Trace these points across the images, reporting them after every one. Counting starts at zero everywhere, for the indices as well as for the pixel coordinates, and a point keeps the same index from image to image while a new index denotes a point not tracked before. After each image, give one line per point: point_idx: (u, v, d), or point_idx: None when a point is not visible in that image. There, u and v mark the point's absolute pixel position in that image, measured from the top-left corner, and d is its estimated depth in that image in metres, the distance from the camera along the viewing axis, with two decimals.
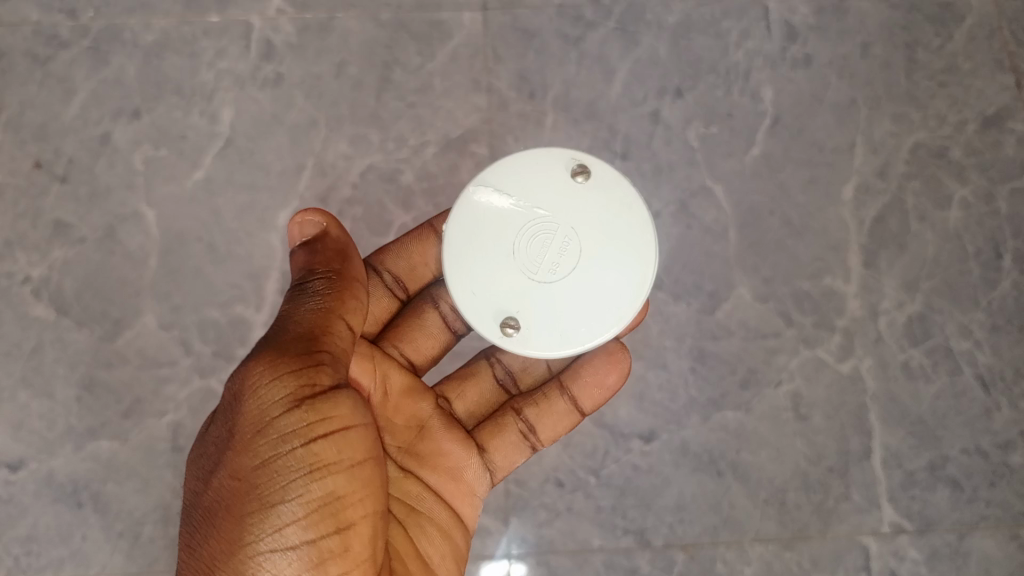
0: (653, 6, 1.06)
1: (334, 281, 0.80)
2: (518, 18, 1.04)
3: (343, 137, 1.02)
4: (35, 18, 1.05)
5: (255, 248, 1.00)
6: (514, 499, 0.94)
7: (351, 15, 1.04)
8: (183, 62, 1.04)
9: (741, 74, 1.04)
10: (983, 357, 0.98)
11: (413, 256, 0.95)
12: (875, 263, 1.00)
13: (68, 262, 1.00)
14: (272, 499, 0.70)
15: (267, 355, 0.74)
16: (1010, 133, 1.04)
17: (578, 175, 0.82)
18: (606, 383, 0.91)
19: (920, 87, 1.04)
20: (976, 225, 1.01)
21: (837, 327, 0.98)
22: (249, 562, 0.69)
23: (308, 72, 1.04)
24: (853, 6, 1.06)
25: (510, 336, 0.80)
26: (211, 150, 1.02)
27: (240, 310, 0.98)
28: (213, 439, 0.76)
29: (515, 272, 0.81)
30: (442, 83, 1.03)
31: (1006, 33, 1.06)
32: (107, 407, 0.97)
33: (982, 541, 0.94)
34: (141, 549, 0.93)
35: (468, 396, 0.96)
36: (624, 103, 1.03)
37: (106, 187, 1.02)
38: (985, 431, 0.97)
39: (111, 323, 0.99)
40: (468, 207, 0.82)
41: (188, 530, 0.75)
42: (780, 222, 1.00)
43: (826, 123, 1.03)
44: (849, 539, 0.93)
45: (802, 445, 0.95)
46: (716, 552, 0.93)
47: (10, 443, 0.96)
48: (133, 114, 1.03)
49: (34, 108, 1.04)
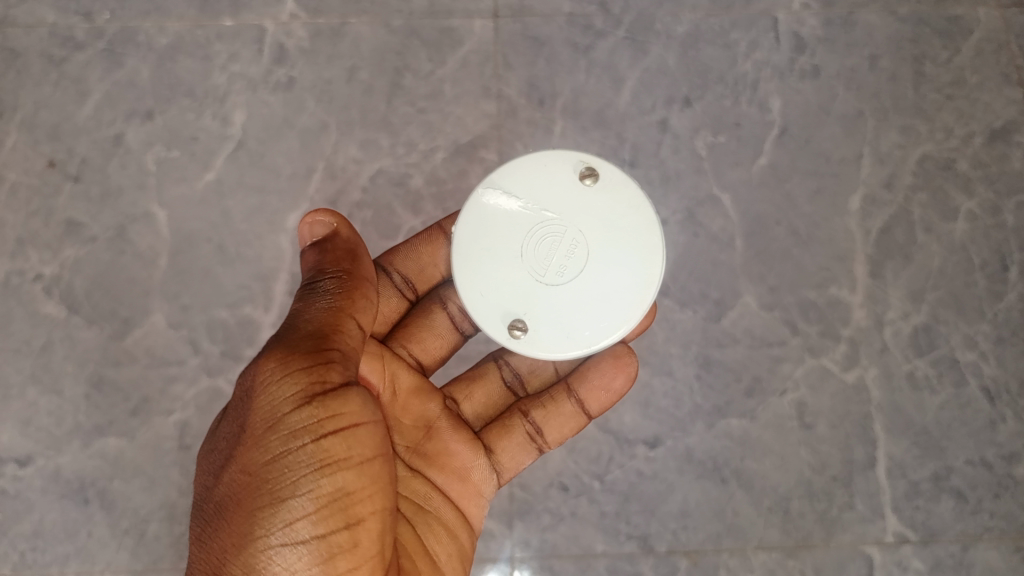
0: (662, 16, 1.06)
1: (344, 280, 0.81)
2: (528, 26, 1.05)
3: (354, 142, 1.03)
4: (51, 20, 1.06)
5: (265, 250, 1.01)
6: (518, 504, 0.94)
7: (364, 21, 1.06)
8: (197, 65, 1.06)
9: (749, 85, 1.05)
10: (988, 369, 0.98)
11: (422, 256, 0.96)
12: (881, 273, 1.00)
13: (78, 261, 1.01)
14: (282, 494, 0.70)
15: (277, 352, 0.75)
16: (1017, 147, 1.04)
17: (587, 177, 0.82)
18: (613, 386, 0.91)
19: (926, 100, 1.05)
20: (983, 237, 1.02)
21: (843, 336, 0.98)
22: (259, 556, 0.69)
23: (320, 76, 1.05)
24: (862, 18, 1.07)
25: (518, 338, 0.80)
26: (223, 153, 1.03)
27: (249, 310, 0.99)
28: (224, 434, 0.77)
29: (523, 273, 0.81)
30: (452, 90, 1.04)
31: (1013, 47, 1.07)
32: (115, 405, 0.97)
33: (985, 552, 0.94)
34: (146, 547, 0.94)
35: (475, 397, 0.97)
36: (632, 112, 1.04)
37: (118, 188, 1.03)
38: (990, 443, 0.97)
39: (120, 321, 0.99)
40: (476, 209, 0.83)
41: (198, 524, 0.76)
42: (786, 232, 1.01)
43: (833, 134, 1.04)
44: (853, 549, 0.93)
45: (806, 453, 0.96)
46: (720, 560, 0.93)
47: (18, 439, 0.97)
48: (146, 115, 1.05)
49: (48, 109, 1.05)
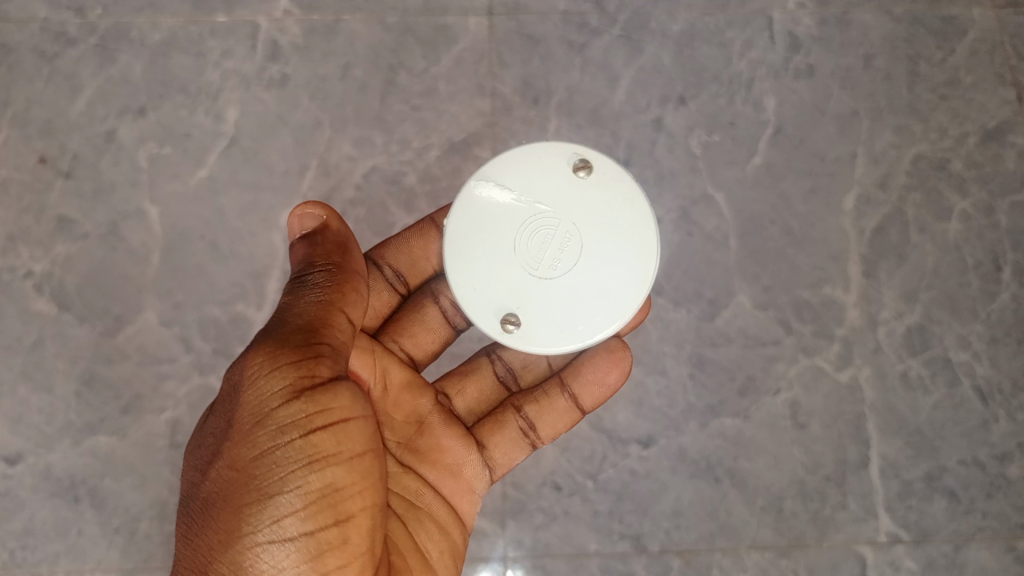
0: (657, 15, 1.06)
1: (334, 274, 0.80)
2: (523, 24, 1.05)
3: (347, 139, 1.02)
4: (44, 16, 1.06)
5: (258, 247, 1.00)
6: (512, 502, 0.94)
7: (358, 18, 1.05)
8: (190, 62, 1.05)
9: (744, 84, 1.04)
10: (982, 369, 0.98)
11: (414, 250, 0.96)
12: (876, 273, 1.00)
13: (70, 258, 1.00)
14: (270, 490, 0.70)
15: (266, 346, 0.75)
16: (1011, 147, 1.04)
17: (580, 170, 0.82)
18: (607, 381, 0.91)
19: (921, 100, 1.05)
20: (977, 237, 1.02)
21: (837, 336, 0.98)
22: (247, 553, 0.69)
23: (314, 73, 1.04)
24: (857, 18, 1.07)
25: (511, 332, 0.80)
26: (216, 150, 1.03)
27: (241, 308, 0.99)
28: (212, 430, 0.77)
29: (516, 267, 0.81)
30: (447, 87, 1.04)
31: (1008, 48, 1.07)
32: (106, 402, 0.97)
33: (978, 552, 0.94)
34: (137, 545, 0.93)
35: (468, 392, 0.96)
36: (628, 110, 1.04)
37: (111, 184, 1.02)
38: (983, 443, 0.97)
39: (112, 319, 0.99)
40: (469, 201, 0.82)
41: (186, 521, 0.75)
42: (781, 231, 1.01)
43: (828, 134, 1.04)
44: (845, 548, 0.93)
45: (800, 453, 0.95)
46: (713, 559, 0.93)
47: (8, 437, 0.96)
48: (139, 112, 1.04)
49: (40, 105, 1.04)
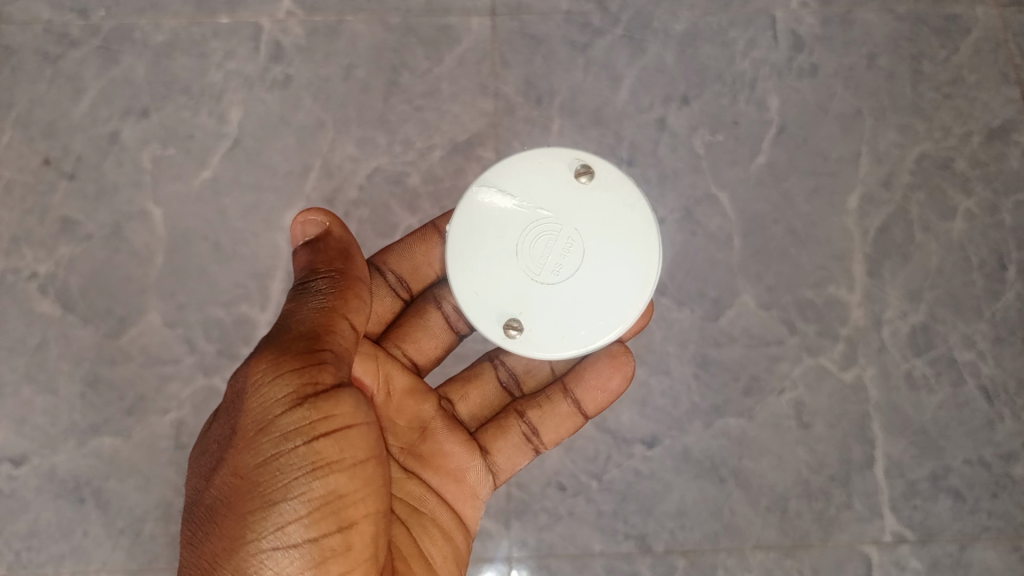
0: (660, 14, 1.06)
1: (337, 280, 0.80)
2: (526, 24, 1.05)
3: (350, 140, 1.02)
4: (46, 17, 1.06)
5: (261, 248, 1.00)
6: (515, 503, 0.94)
7: (360, 19, 1.05)
8: (193, 63, 1.05)
9: (747, 83, 1.04)
10: (986, 368, 0.98)
11: (416, 256, 0.95)
12: (879, 272, 1.00)
13: (74, 259, 1.00)
14: (274, 497, 0.70)
15: (268, 353, 0.75)
16: (1015, 146, 1.04)
17: (582, 175, 0.82)
18: (609, 386, 0.91)
19: (924, 98, 1.05)
20: (980, 237, 1.02)
21: (840, 336, 0.98)
22: (250, 560, 0.69)
23: (316, 74, 1.04)
24: (860, 17, 1.06)
25: (514, 337, 0.80)
26: (219, 151, 1.03)
27: (245, 309, 0.99)
28: (216, 437, 0.77)
29: (518, 272, 0.81)
30: (449, 88, 1.04)
31: (1012, 46, 1.06)
32: (110, 403, 0.97)
33: (982, 553, 0.94)
34: (141, 547, 0.93)
35: (470, 398, 0.96)
36: (630, 110, 1.03)
37: (114, 186, 1.02)
38: (987, 442, 0.97)
39: (115, 320, 0.99)
40: (470, 207, 0.82)
41: (189, 528, 0.75)
42: (784, 231, 1.01)
43: (831, 133, 1.04)
44: (850, 548, 0.93)
45: (803, 453, 0.95)
46: (717, 559, 0.93)
47: (12, 439, 0.96)
48: (142, 113, 1.04)
49: (43, 106, 1.04)
